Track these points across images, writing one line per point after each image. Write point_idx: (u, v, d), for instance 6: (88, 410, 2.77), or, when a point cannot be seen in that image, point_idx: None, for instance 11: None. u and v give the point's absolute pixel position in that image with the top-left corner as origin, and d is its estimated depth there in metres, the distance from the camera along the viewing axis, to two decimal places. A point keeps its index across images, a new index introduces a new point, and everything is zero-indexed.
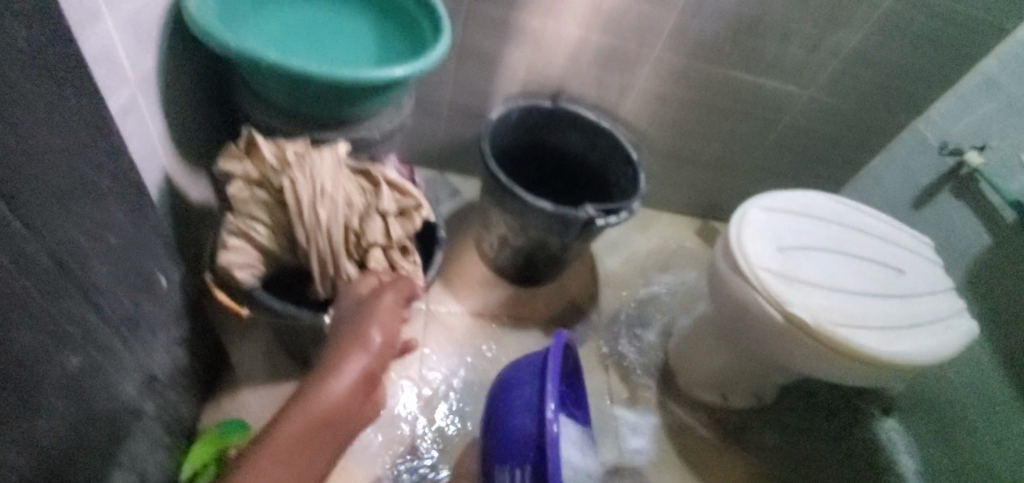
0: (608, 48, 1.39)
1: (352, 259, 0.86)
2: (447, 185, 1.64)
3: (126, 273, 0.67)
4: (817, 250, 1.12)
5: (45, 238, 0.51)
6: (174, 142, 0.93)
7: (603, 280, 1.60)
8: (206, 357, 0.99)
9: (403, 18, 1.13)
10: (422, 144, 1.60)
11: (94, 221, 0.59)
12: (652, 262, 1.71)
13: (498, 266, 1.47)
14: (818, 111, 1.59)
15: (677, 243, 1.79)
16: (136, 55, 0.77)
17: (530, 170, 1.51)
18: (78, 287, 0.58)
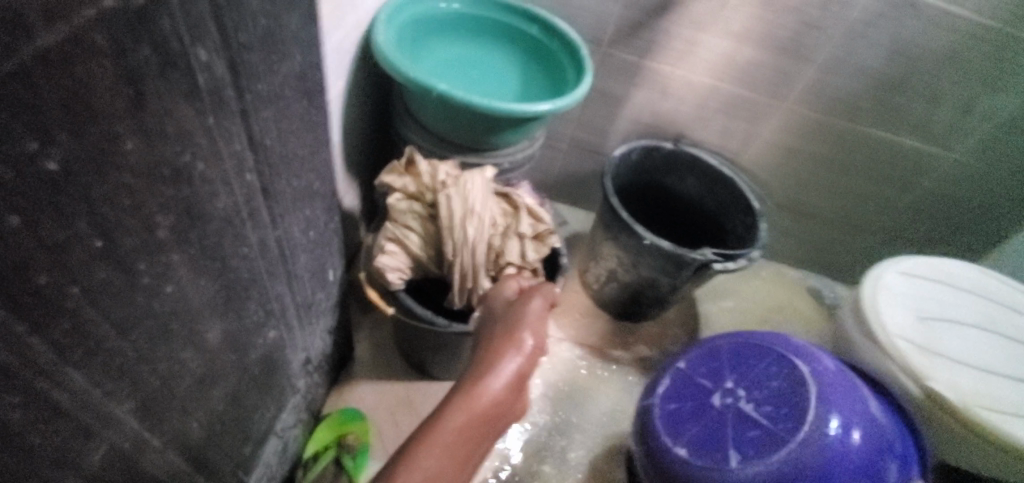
0: (738, 97, 1.39)
1: (488, 275, 0.93)
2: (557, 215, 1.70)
3: (314, 265, 0.76)
4: (963, 326, 1.03)
5: (279, 228, 0.61)
6: (343, 154, 1.07)
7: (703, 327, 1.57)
8: (342, 347, 1.09)
9: (547, 60, 1.22)
10: (537, 175, 1.67)
11: (305, 218, 0.69)
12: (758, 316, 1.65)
13: (600, 300, 1.49)
14: (963, 177, 1.48)
15: (786, 299, 1.71)
16: (334, 78, 0.91)
17: (641, 210, 1.54)
18: (288, 273, 0.67)
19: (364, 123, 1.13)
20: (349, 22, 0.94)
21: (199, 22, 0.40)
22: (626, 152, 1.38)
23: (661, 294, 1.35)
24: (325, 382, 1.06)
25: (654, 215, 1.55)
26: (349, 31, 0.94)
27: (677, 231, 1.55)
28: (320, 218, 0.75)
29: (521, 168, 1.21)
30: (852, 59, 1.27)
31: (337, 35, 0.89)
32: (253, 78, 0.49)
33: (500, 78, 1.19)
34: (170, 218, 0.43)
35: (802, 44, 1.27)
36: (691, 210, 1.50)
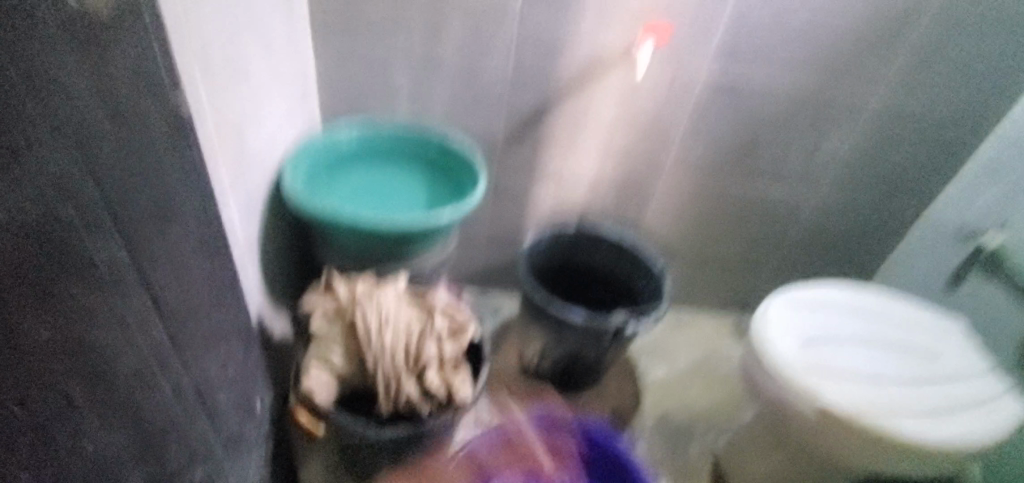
0: (623, 175, 1.59)
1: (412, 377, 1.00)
2: (490, 304, 1.80)
3: (235, 399, 0.83)
4: (845, 342, 1.16)
5: None
6: (267, 288, 1.16)
7: (645, 387, 1.65)
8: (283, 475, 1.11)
9: (449, 174, 1.39)
10: (466, 270, 1.79)
11: None
12: (692, 365, 1.74)
13: (540, 379, 1.56)
14: (830, 211, 1.69)
15: (716, 344, 1.83)
16: (245, 224, 1.03)
17: (564, 287, 1.67)
18: None
19: (281, 257, 1.22)
20: (254, 173, 1.06)
21: None
22: (534, 240, 1.52)
23: (592, 363, 1.44)
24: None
25: (575, 289, 1.67)
26: (253, 180, 1.07)
27: (599, 299, 1.67)
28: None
29: (438, 270, 1.32)
30: (705, 130, 1.50)
31: (242, 188, 1.01)
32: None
33: (405, 194, 1.33)
34: None
35: (662, 125, 1.48)
36: (607, 279, 1.63)
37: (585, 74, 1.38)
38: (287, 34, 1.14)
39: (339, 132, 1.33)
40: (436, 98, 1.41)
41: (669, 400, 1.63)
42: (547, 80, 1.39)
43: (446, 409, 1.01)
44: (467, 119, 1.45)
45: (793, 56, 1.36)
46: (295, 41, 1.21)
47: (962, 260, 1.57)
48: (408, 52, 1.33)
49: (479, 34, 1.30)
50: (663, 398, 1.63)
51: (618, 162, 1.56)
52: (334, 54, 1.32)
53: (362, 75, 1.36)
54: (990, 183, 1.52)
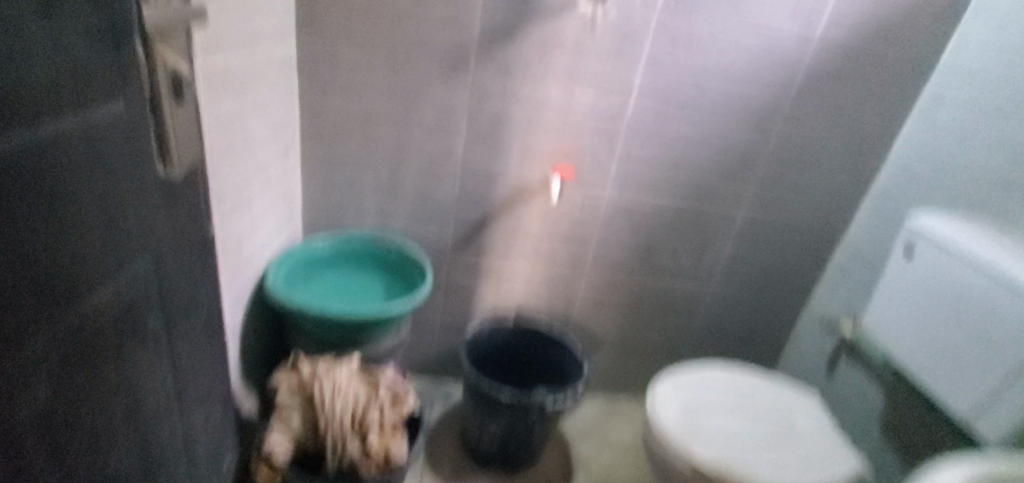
0: (552, 276, 1.92)
1: (355, 439, 1.23)
2: (442, 389, 2.03)
3: (211, 451, 1.07)
4: (719, 411, 1.43)
5: (184, 422, 0.94)
6: (243, 367, 1.42)
7: (576, 463, 1.84)
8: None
9: (404, 274, 1.70)
10: (421, 357, 2.04)
11: (205, 415, 1.02)
12: (621, 444, 1.96)
13: (479, 455, 1.76)
14: (727, 306, 2.01)
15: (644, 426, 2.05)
16: (234, 313, 1.32)
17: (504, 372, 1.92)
18: (188, 457, 0.98)
19: (255, 343, 1.47)
20: (245, 274, 1.36)
21: (155, 307, 0.79)
22: (476, 330, 1.81)
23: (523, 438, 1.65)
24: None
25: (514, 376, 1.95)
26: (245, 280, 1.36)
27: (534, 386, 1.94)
28: (217, 412, 1.07)
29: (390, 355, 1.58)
30: (612, 241, 1.86)
31: (235, 286, 1.31)
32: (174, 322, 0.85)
33: (367, 291, 1.62)
34: (119, 411, 0.74)
35: (579, 237, 1.84)
36: (540, 367, 1.91)
37: (514, 198, 1.76)
38: (281, 170, 1.51)
39: (315, 241, 1.66)
40: (397, 215, 1.76)
41: (599, 475, 1.81)
42: (485, 202, 1.76)
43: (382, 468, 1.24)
44: (422, 231, 1.80)
45: (673, 186, 1.77)
46: (287, 173, 1.57)
47: (832, 348, 1.87)
48: (375, 180, 1.70)
49: (430, 169, 1.69)
50: (593, 475, 1.82)
51: (547, 266, 1.90)
52: (316, 181, 1.69)
53: (338, 197, 1.72)
54: (844, 281, 1.87)
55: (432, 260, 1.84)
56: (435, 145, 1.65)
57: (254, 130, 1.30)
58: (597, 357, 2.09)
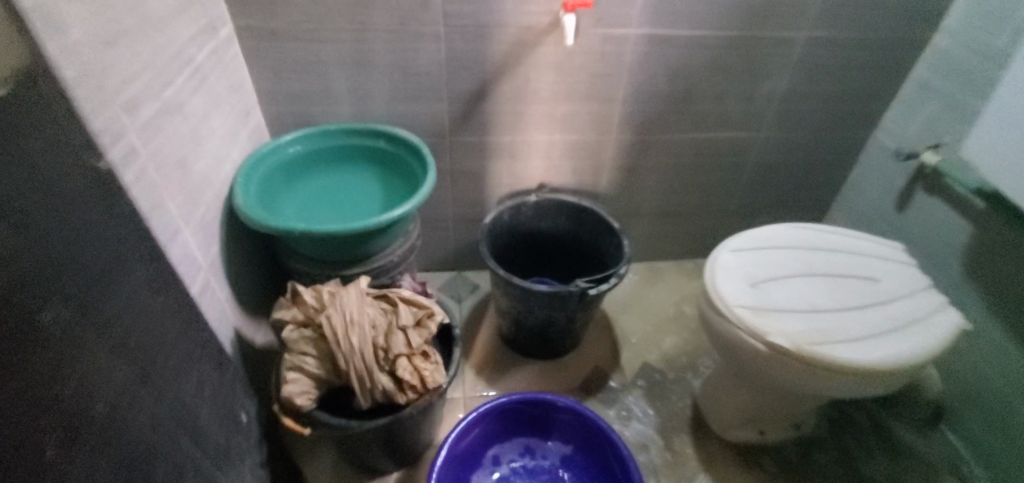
0: (573, 143, 1.62)
1: (383, 370, 1.07)
2: (467, 282, 1.88)
3: (220, 415, 0.92)
4: (790, 278, 1.24)
5: (169, 403, 0.75)
6: (237, 303, 1.24)
7: (621, 339, 1.74)
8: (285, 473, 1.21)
9: (399, 164, 1.43)
10: (439, 253, 1.85)
11: (197, 384, 0.84)
12: (665, 312, 1.83)
13: (519, 347, 1.65)
14: (778, 148, 1.74)
15: (687, 289, 1.92)
16: (204, 248, 1.09)
17: (532, 257, 1.75)
18: (194, 433, 0.82)
19: (245, 274, 1.26)
20: (206, 200, 1.10)
21: (41, 290, 0.54)
22: (495, 218, 1.57)
23: (563, 327, 1.52)
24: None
25: (542, 260, 1.76)
26: (208, 207, 1.11)
27: (565, 268, 1.76)
28: (212, 375, 0.90)
29: (403, 263, 1.38)
30: (642, 90, 1.52)
31: (196, 217, 1.06)
32: (118, 294, 0.66)
33: (361, 195, 1.36)
34: (53, 442, 0.53)
35: (601, 91, 1.51)
36: (570, 247, 1.71)
37: (517, 52, 1.40)
38: (214, 59, 1.16)
39: (285, 141, 1.35)
40: (377, 95, 1.43)
41: (646, 348, 1.71)
42: (482, 63, 1.41)
43: (421, 395, 1.09)
44: (411, 111, 1.47)
45: (717, 5, 1.38)
46: (225, 62, 1.22)
47: (907, 180, 1.61)
48: (339, 54, 1.34)
49: (406, 28, 1.32)
50: (640, 349, 1.71)
51: (566, 131, 1.59)
52: (267, 67, 1.33)
53: (299, 83, 1.37)
54: (924, 99, 1.55)
55: (431, 144, 1.55)
56: None
57: (152, 6, 0.94)
58: (632, 225, 1.88)
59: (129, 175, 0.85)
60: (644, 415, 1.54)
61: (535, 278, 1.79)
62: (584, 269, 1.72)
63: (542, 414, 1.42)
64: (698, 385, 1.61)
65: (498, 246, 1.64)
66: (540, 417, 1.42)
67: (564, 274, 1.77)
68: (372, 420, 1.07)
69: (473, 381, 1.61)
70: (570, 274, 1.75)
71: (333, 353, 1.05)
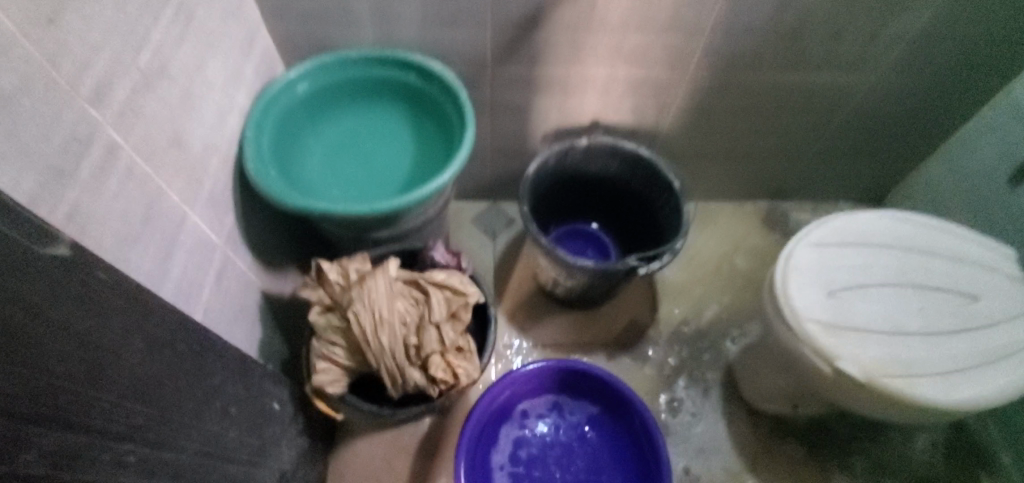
0: (639, 78, 1.34)
1: (416, 365, 1.01)
2: (500, 215, 1.74)
3: (250, 419, 0.91)
4: (874, 288, 1.09)
5: (192, 449, 0.73)
6: (261, 265, 1.16)
7: (661, 293, 1.65)
8: (320, 429, 1.24)
9: (433, 107, 1.21)
10: (473, 183, 1.69)
11: (221, 409, 0.81)
12: (710, 265, 1.71)
13: (553, 298, 1.58)
14: (889, 95, 1.43)
15: (738, 239, 1.76)
16: (218, 224, 0.98)
17: (577, 202, 1.59)
18: (222, 456, 0.81)
19: (266, 234, 1.16)
20: (212, 170, 0.96)
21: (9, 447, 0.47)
22: (538, 166, 1.39)
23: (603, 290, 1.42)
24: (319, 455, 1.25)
25: (587, 205, 1.60)
26: (215, 176, 0.97)
27: (611, 215, 1.60)
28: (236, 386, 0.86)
29: (436, 223, 1.25)
30: (738, 21, 1.20)
31: (202, 194, 0.93)
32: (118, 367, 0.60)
33: (388, 147, 1.18)
34: None
35: (684, 19, 1.19)
36: (620, 195, 1.53)
37: None
38: None
39: (300, 75, 1.14)
40: (405, 16, 1.15)
41: (685, 306, 1.63)
42: None
43: (454, 388, 1.04)
44: (446, 35, 1.20)
45: None
46: None
47: None
48: None
49: None
50: (679, 306, 1.63)
51: (633, 64, 1.31)
52: None
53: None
54: None
55: (470, 75, 1.30)
56: None
57: None
58: (692, 166, 1.66)
59: (109, 181, 0.71)
60: (673, 378, 1.52)
61: (577, 222, 1.65)
62: (632, 220, 1.56)
63: (577, 376, 1.40)
64: (734, 352, 1.55)
65: (539, 193, 1.47)
66: (574, 378, 1.41)
67: (609, 221, 1.62)
68: (404, 407, 1.05)
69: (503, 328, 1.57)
70: (617, 222, 1.60)
71: (363, 347, 0.99)
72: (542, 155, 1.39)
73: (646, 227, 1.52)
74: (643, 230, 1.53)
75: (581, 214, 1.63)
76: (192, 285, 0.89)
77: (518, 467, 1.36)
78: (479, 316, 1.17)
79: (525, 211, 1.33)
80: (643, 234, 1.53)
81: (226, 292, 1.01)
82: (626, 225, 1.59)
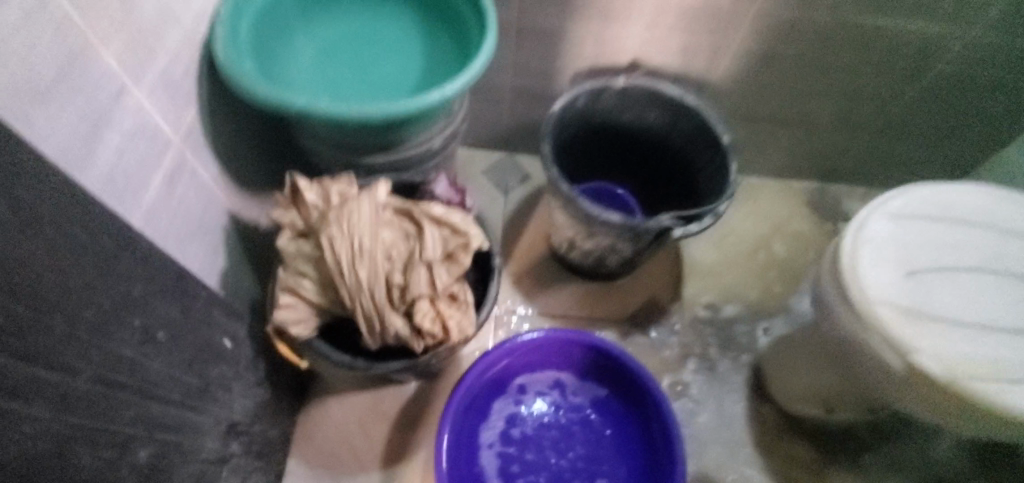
0: (695, 8, 1.14)
1: (399, 311, 0.83)
2: (515, 168, 1.55)
3: (185, 351, 0.75)
4: (963, 273, 0.89)
5: (82, 368, 0.58)
6: (231, 182, 0.98)
7: (687, 270, 1.46)
8: (287, 380, 1.08)
9: (447, 11, 1.02)
10: (488, 129, 1.50)
11: (137, 329, 0.66)
12: (747, 245, 1.51)
13: (566, 263, 1.40)
14: (983, 58, 1.22)
15: (780, 219, 1.56)
16: (174, 115, 0.80)
17: (602, 157, 1.39)
18: (138, 387, 0.66)
19: (239, 145, 0.98)
20: (169, 45, 0.78)
21: None
22: (565, 105, 1.19)
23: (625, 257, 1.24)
24: (284, 410, 1.08)
25: (615, 162, 1.41)
26: (173, 54, 0.79)
27: (642, 175, 1.41)
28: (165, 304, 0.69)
29: (441, 155, 1.06)
30: None
31: (153, 71, 0.75)
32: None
33: (391, 50, 0.98)
34: None
35: None
36: (655, 151, 1.34)
37: None
38: None
39: None
40: None
41: (714, 286, 1.44)
42: None
43: (442, 344, 0.87)
44: None
45: None
46: None
47: None
48: None
49: None
50: (707, 286, 1.44)
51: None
52: None
53: None
54: None
55: None
56: None
57: None
58: (737, 130, 1.46)
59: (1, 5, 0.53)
60: (694, 366, 1.34)
61: (600, 182, 1.44)
62: (666, 182, 1.37)
63: (586, 352, 1.22)
64: (765, 343, 1.36)
65: (563, 140, 1.28)
66: (582, 354, 1.22)
67: (638, 183, 1.43)
68: (381, 360, 0.88)
69: (508, 292, 1.40)
70: (646, 184, 1.41)
71: (337, 282, 0.81)
72: (571, 92, 1.19)
73: (682, 189, 1.33)
74: (678, 194, 1.35)
75: (607, 172, 1.43)
76: (129, 179, 0.72)
77: (508, 447, 1.19)
78: (480, 264, 0.99)
79: (545, 153, 1.15)
80: (677, 199, 1.35)
81: (180, 201, 0.84)
82: (657, 188, 1.40)
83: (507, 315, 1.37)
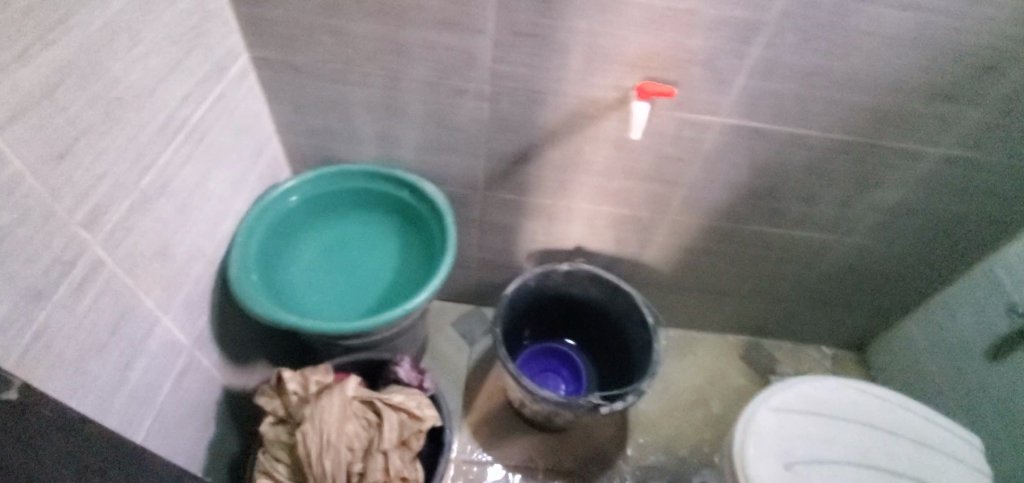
0: (623, 215, 1.40)
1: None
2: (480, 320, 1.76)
3: None
4: (833, 465, 1.07)
5: None
6: (229, 361, 1.18)
7: (630, 421, 1.62)
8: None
9: (419, 226, 1.29)
10: (457, 287, 1.73)
11: None
12: (683, 397, 1.69)
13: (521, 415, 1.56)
14: (865, 255, 1.47)
15: (713, 373, 1.75)
16: (191, 325, 1.01)
17: (553, 321, 1.61)
18: None
19: (238, 330, 1.19)
20: (194, 274, 1.00)
21: None
22: (517, 287, 1.43)
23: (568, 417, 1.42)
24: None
25: (563, 326, 1.61)
26: (197, 279, 1.01)
27: (585, 338, 1.61)
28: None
29: (407, 336, 1.27)
30: (717, 179, 1.26)
31: (177, 298, 0.96)
32: None
33: (372, 259, 1.25)
34: None
35: (666, 173, 1.26)
36: (596, 320, 1.55)
37: (575, 121, 1.16)
38: (220, 108, 1.01)
39: (294, 186, 1.22)
40: (404, 142, 1.24)
41: (654, 439, 1.60)
42: (531, 127, 1.19)
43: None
44: (442, 160, 1.28)
45: (839, 104, 1.08)
46: (233, 105, 1.05)
47: (1011, 333, 1.34)
48: (367, 98, 1.14)
49: (447, 81, 1.10)
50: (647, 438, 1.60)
51: (617, 204, 1.37)
52: (287, 101, 1.16)
53: (319, 119, 1.19)
54: None
55: (461, 195, 1.37)
56: (449, 48, 1.03)
57: (134, 81, 0.79)
58: (673, 296, 1.69)
59: (82, 299, 0.74)
60: None
61: (553, 341, 1.65)
62: (605, 346, 1.57)
63: None
64: None
65: (516, 311, 1.49)
66: None
67: (583, 344, 1.62)
68: None
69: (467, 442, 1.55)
70: (593, 345, 1.61)
71: (307, 468, 0.97)
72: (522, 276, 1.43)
73: (618, 355, 1.52)
74: (614, 358, 1.53)
75: (557, 333, 1.63)
76: (150, 388, 0.91)
77: None
78: (433, 438, 1.16)
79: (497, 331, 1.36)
80: (614, 363, 1.53)
81: (186, 392, 1.02)
82: (598, 350, 1.59)
83: (465, 465, 1.51)
